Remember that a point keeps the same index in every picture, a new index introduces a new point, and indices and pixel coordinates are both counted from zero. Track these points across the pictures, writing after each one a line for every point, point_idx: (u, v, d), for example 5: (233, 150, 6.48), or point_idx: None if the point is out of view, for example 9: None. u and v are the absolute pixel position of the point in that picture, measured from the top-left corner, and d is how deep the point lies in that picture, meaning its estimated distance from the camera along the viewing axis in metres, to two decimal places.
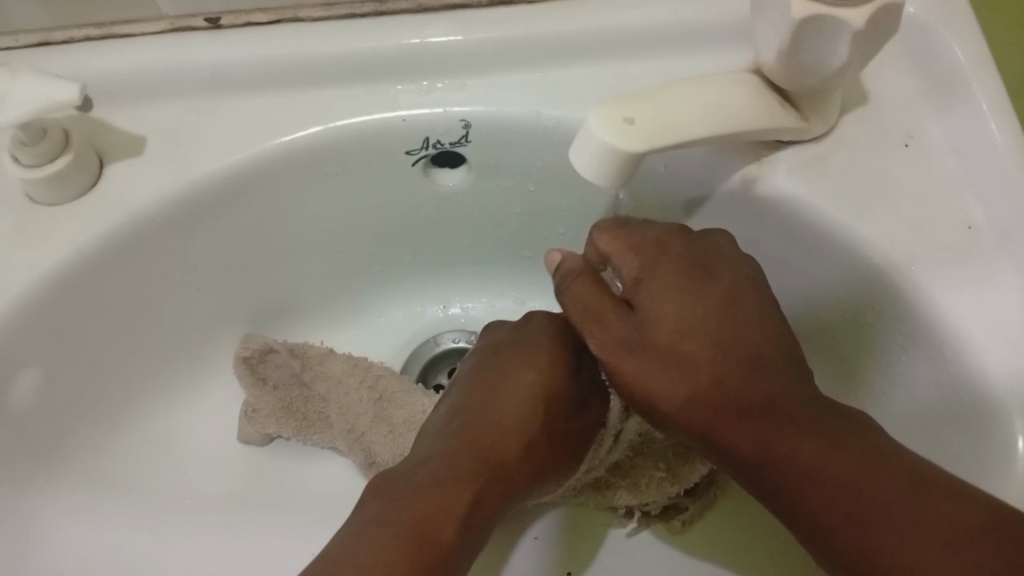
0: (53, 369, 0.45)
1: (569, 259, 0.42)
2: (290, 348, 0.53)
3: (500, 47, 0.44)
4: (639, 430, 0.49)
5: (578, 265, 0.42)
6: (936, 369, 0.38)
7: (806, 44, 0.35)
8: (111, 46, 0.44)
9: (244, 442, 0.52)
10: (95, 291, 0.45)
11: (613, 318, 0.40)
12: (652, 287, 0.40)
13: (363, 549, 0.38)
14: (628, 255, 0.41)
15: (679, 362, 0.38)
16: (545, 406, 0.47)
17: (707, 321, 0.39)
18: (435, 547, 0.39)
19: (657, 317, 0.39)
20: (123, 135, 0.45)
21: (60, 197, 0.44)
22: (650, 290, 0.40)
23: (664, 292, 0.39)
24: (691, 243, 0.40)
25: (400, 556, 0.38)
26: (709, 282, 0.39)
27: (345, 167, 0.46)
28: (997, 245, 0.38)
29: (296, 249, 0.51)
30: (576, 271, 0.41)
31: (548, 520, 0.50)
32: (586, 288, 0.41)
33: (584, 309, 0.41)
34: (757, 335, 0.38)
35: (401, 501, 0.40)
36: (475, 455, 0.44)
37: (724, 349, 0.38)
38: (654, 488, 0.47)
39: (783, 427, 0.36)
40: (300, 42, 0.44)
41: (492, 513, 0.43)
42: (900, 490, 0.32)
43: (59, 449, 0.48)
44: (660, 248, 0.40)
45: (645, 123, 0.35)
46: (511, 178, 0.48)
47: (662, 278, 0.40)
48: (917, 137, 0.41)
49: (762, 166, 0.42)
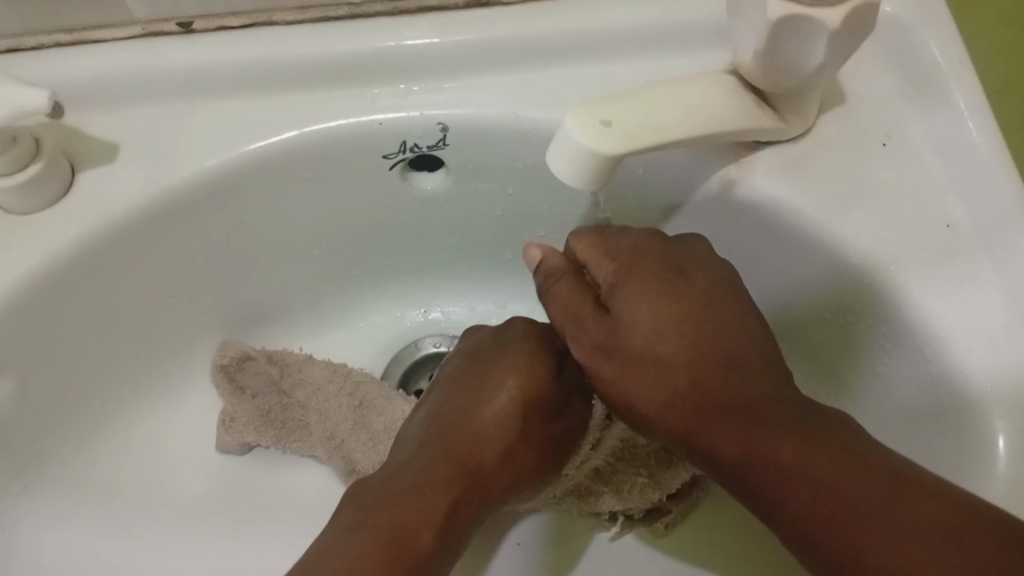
0: (27, 379, 0.45)
1: (552, 257, 0.41)
2: (268, 354, 0.53)
3: (478, 49, 0.43)
4: (621, 437, 0.49)
5: (562, 262, 0.41)
6: (918, 368, 0.38)
7: (784, 43, 0.35)
8: (84, 51, 0.44)
9: (222, 451, 0.52)
10: (68, 299, 0.44)
11: (590, 321, 0.39)
12: (625, 291, 0.39)
13: (340, 553, 0.37)
14: (604, 261, 0.40)
15: (659, 364, 0.38)
16: (527, 412, 0.46)
17: (685, 322, 0.38)
18: (411, 554, 0.39)
19: (631, 323, 0.38)
20: (96, 141, 0.44)
21: (32, 204, 0.43)
22: (624, 294, 0.39)
23: (639, 296, 0.38)
24: (668, 246, 0.40)
25: (377, 560, 0.38)
26: (684, 286, 0.39)
27: (322, 171, 0.46)
28: (977, 244, 0.38)
29: (275, 255, 0.50)
30: (559, 270, 0.41)
31: (530, 522, 0.50)
32: (567, 287, 0.40)
33: (567, 309, 0.40)
34: (733, 337, 0.38)
35: (379, 506, 0.40)
36: (453, 461, 0.44)
37: (700, 354, 0.37)
38: (637, 493, 0.47)
39: (765, 428, 0.36)
40: (275, 46, 0.43)
41: (468, 519, 0.43)
42: (884, 486, 0.32)
43: (35, 458, 0.47)
44: (635, 251, 0.40)
45: (623, 126, 0.35)
46: (491, 181, 0.48)
47: (638, 284, 0.38)
48: (896, 137, 0.41)
49: (741, 167, 0.41)
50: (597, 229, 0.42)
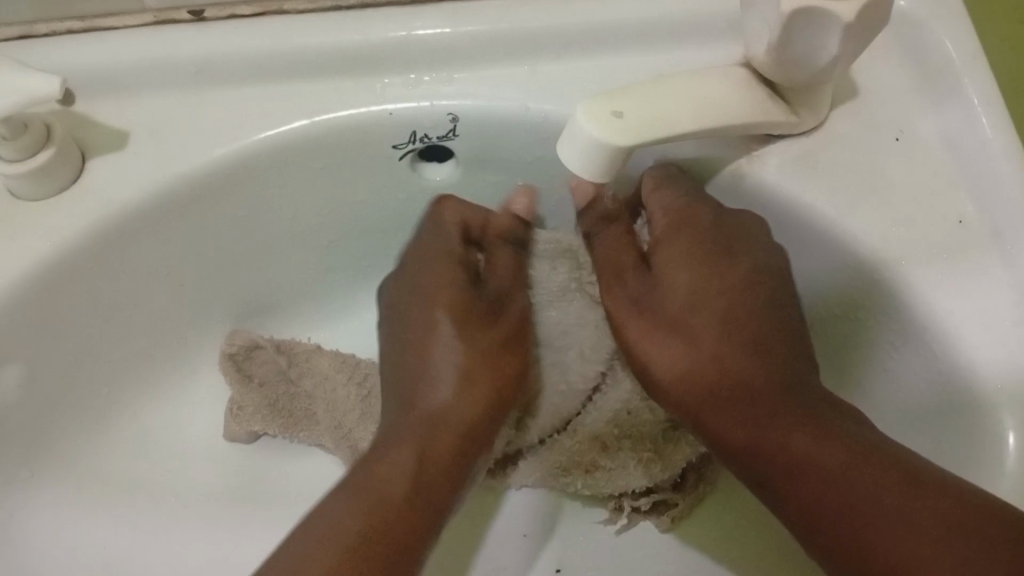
0: (35, 365, 0.44)
1: (602, 200, 0.41)
2: (270, 342, 0.53)
3: (489, 40, 0.43)
4: (628, 406, 0.48)
5: (615, 209, 0.42)
6: (926, 362, 0.38)
7: (796, 36, 0.35)
8: (93, 39, 0.43)
9: (230, 439, 0.53)
10: (78, 287, 0.44)
11: (630, 277, 0.40)
12: (671, 252, 0.40)
13: (346, 517, 0.37)
14: (659, 213, 0.41)
15: (685, 334, 0.38)
16: (472, 338, 0.42)
17: (720, 296, 0.38)
18: (415, 529, 0.39)
19: (666, 290, 0.39)
20: (106, 129, 0.44)
21: (42, 192, 0.42)
22: (668, 254, 0.40)
23: (681, 261, 0.39)
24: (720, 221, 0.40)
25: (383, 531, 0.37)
26: (726, 262, 0.39)
27: (332, 160, 0.46)
28: (987, 241, 0.38)
29: (283, 244, 0.50)
30: (610, 218, 0.42)
31: (529, 487, 0.53)
32: (615, 238, 0.41)
33: (609, 261, 0.41)
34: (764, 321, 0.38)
35: (362, 474, 0.40)
36: (430, 419, 0.42)
37: (729, 329, 0.37)
38: (638, 471, 0.48)
39: (777, 417, 0.36)
40: (285, 35, 0.43)
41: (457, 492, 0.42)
42: (892, 491, 0.32)
43: (42, 447, 0.47)
44: (682, 220, 0.40)
45: (634, 117, 0.35)
46: (500, 172, 0.48)
47: (681, 248, 0.39)
48: (908, 132, 0.41)
49: (752, 160, 0.41)
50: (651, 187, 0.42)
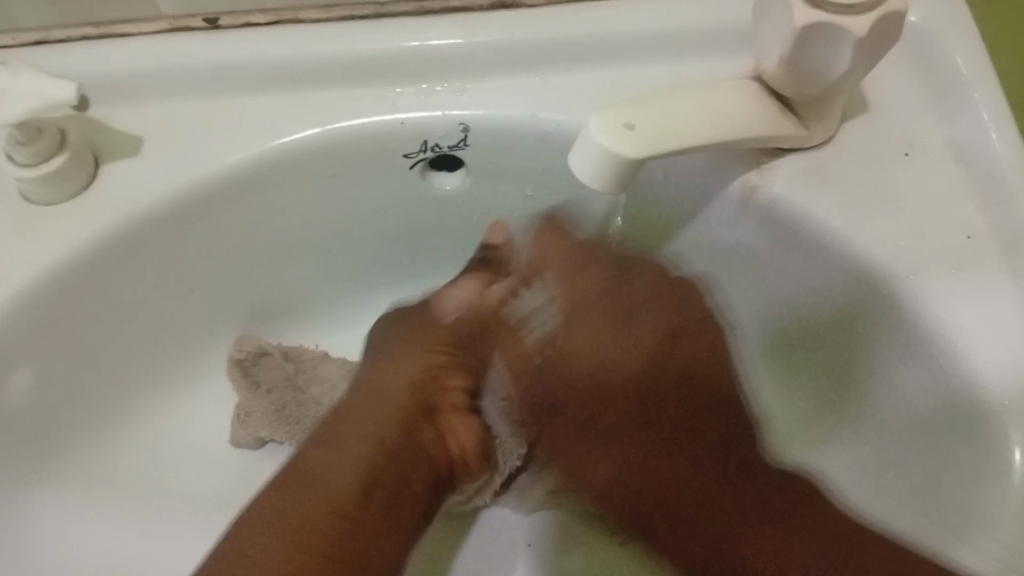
0: (46, 368, 0.45)
1: (471, 296, 0.45)
2: (276, 351, 0.53)
3: (502, 51, 0.43)
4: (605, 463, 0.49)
5: (475, 298, 0.45)
6: (934, 377, 0.38)
7: (808, 49, 0.35)
8: (109, 45, 0.43)
9: (235, 445, 0.53)
10: (89, 291, 0.44)
11: (527, 356, 0.44)
12: (571, 330, 0.42)
13: (298, 505, 0.39)
14: (553, 272, 0.43)
15: (607, 411, 0.42)
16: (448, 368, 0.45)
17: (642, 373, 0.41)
18: (363, 521, 0.39)
19: (578, 352, 0.42)
20: (119, 134, 0.44)
21: (54, 196, 0.43)
22: (572, 326, 0.42)
23: (584, 336, 0.42)
24: (579, 269, 0.43)
25: (328, 521, 0.38)
26: (630, 332, 0.42)
27: (343, 168, 0.46)
28: (996, 256, 0.38)
29: (293, 251, 0.50)
30: (478, 303, 0.45)
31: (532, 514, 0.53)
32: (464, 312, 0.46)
33: (484, 332, 0.45)
34: (631, 380, 0.42)
35: (320, 453, 0.41)
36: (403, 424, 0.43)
37: (642, 386, 0.41)
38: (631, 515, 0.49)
39: (706, 501, 0.39)
40: (299, 44, 0.43)
41: (416, 497, 0.43)
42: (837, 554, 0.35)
43: (53, 451, 0.47)
44: (576, 275, 0.43)
45: (645, 129, 0.35)
46: (510, 182, 0.48)
47: (583, 329, 0.42)
48: (918, 147, 0.41)
49: (762, 173, 0.41)
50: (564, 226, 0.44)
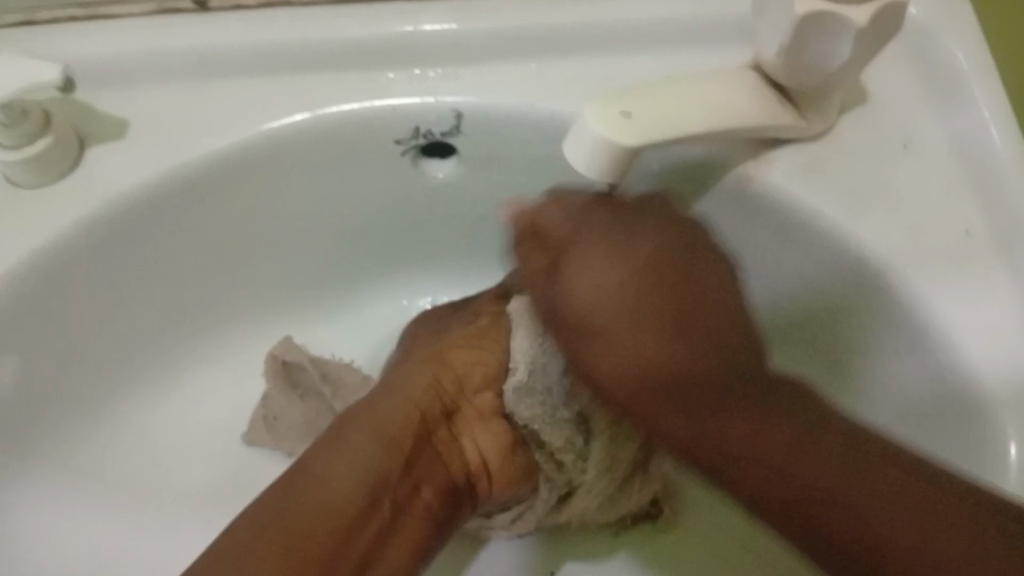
0: (31, 357, 0.44)
1: (516, 213, 0.39)
2: (316, 364, 0.52)
3: (496, 36, 0.43)
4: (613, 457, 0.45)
5: (542, 219, 0.38)
6: (929, 374, 0.38)
7: (806, 41, 0.34)
8: (96, 27, 0.43)
9: (250, 443, 0.53)
10: (73, 278, 0.44)
11: (538, 258, 0.37)
12: (576, 256, 0.35)
13: (295, 508, 0.38)
14: (558, 215, 0.37)
15: (664, 338, 0.33)
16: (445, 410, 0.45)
17: (634, 297, 0.33)
18: (374, 518, 0.40)
19: (573, 286, 0.35)
20: (106, 118, 0.43)
21: (40, 178, 0.42)
22: (579, 252, 0.35)
23: (591, 256, 0.35)
24: (631, 227, 0.36)
25: (331, 530, 0.39)
26: (690, 274, 0.34)
27: (333, 154, 0.46)
28: (993, 251, 0.37)
29: (282, 238, 0.50)
30: (542, 229, 0.37)
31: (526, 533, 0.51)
32: (527, 251, 0.37)
33: (525, 255, 0.38)
34: (709, 378, 0.32)
35: (348, 422, 0.43)
36: (416, 425, 0.44)
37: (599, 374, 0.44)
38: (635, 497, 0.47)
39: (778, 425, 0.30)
40: (289, 27, 0.42)
41: (428, 510, 0.43)
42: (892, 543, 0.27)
43: (35, 438, 0.46)
44: (633, 235, 0.36)
45: (642, 118, 0.34)
46: (504, 171, 0.47)
47: (584, 247, 0.35)
48: (916, 140, 0.41)
49: (759, 165, 0.41)
50: (565, 194, 0.39)
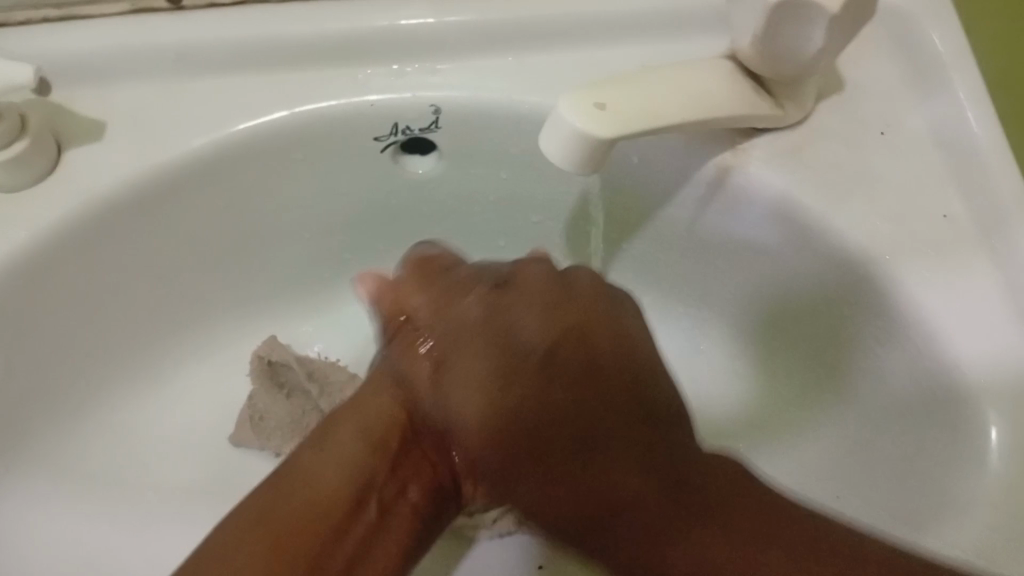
0: (12, 359, 0.44)
1: (376, 279, 0.39)
2: (302, 363, 0.53)
3: (473, 31, 0.43)
4: None
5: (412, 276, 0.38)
6: (912, 359, 0.38)
7: (781, 28, 0.34)
8: (70, 27, 0.42)
9: (235, 444, 0.52)
10: (53, 278, 0.43)
11: (408, 340, 0.37)
12: (466, 354, 0.35)
13: (285, 491, 0.33)
14: (427, 308, 0.37)
15: (541, 423, 0.34)
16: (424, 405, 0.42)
17: (532, 400, 0.34)
18: (360, 521, 0.34)
19: (451, 392, 0.35)
20: (82, 119, 0.43)
21: (17, 182, 0.41)
22: (430, 327, 0.36)
23: (472, 358, 0.35)
24: (453, 299, 0.37)
25: (321, 518, 0.33)
26: (555, 374, 0.34)
27: (312, 152, 0.45)
28: (973, 236, 0.37)
29: (264, 236, 0.49)
30: (410, 282, 0.38)
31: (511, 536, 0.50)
32: (427, 324, 0.37)
33: (400, 378, 0.37)
34: (635, 499, 0.31)
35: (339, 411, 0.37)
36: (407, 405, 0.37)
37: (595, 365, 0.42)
38: None
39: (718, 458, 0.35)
40: (265, 25, 0.42)
41: (414, 511, 0.37)
42: None
43: (17, 439, 0.46)
44: (489, 310, 0.36)
45: (617, 109, 0.34)
46: (484, 166, 0.47)
47: (461, 363, 0.35)
48: (894, 127, 0.41)
49: (738, 154, 0.41)
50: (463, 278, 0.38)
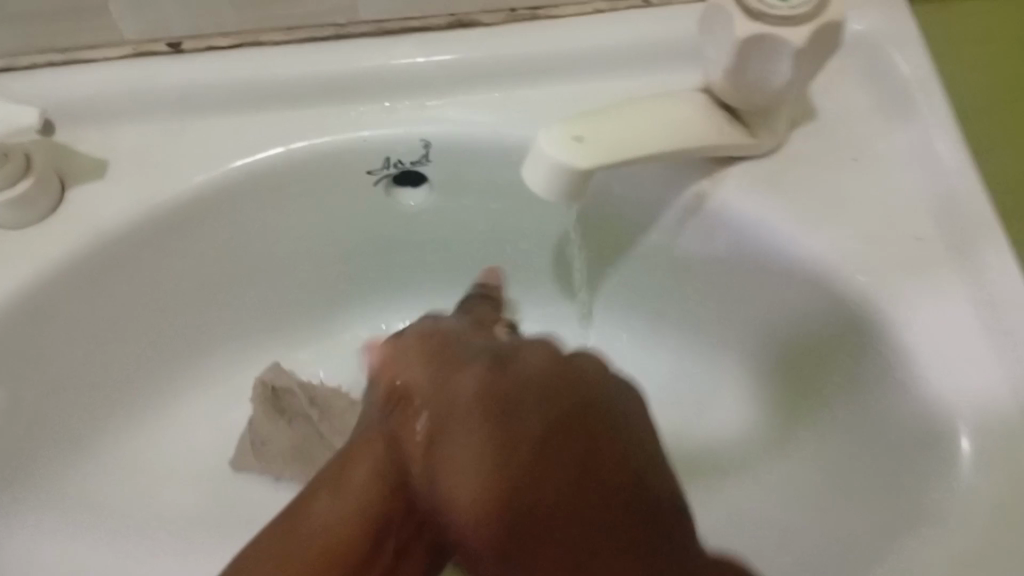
0: (17, 392, 0.45)
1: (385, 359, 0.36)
2: (305, 389, 0.54)
3: (460, 68, 0.44)
4: None
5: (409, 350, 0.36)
6: (888, 375, 0.39)
7: (750, 62, 0.36)
8: (75, 71, 0.44)
9: (236, 469, 0.54)
10: (57, 313, 0.45)
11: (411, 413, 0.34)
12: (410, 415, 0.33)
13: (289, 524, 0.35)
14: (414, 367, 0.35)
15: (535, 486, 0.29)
16: None
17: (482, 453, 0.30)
18: None
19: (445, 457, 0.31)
20: (86, 158, 0.45)
21: (23, 220, 0.43)
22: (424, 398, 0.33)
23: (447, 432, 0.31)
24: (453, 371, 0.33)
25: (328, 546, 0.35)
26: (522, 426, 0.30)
27: (307, 185, 0.47)
28: (945, 255, 0.39)
29: (262, 268, 0.51)
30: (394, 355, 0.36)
31: None
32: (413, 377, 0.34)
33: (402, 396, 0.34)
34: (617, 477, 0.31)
35: None
36: None
37: None
38: None
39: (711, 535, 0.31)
40: (260, 65, 0.44)
41: None
42: None
43: (22, 469, 0.47)
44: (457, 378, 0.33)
45: (595, 141, 0.36)
46: (474, 196, 0.49)
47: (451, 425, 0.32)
48: (866, 152, 0.42)
49: (715, 182, 0.42)
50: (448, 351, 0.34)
